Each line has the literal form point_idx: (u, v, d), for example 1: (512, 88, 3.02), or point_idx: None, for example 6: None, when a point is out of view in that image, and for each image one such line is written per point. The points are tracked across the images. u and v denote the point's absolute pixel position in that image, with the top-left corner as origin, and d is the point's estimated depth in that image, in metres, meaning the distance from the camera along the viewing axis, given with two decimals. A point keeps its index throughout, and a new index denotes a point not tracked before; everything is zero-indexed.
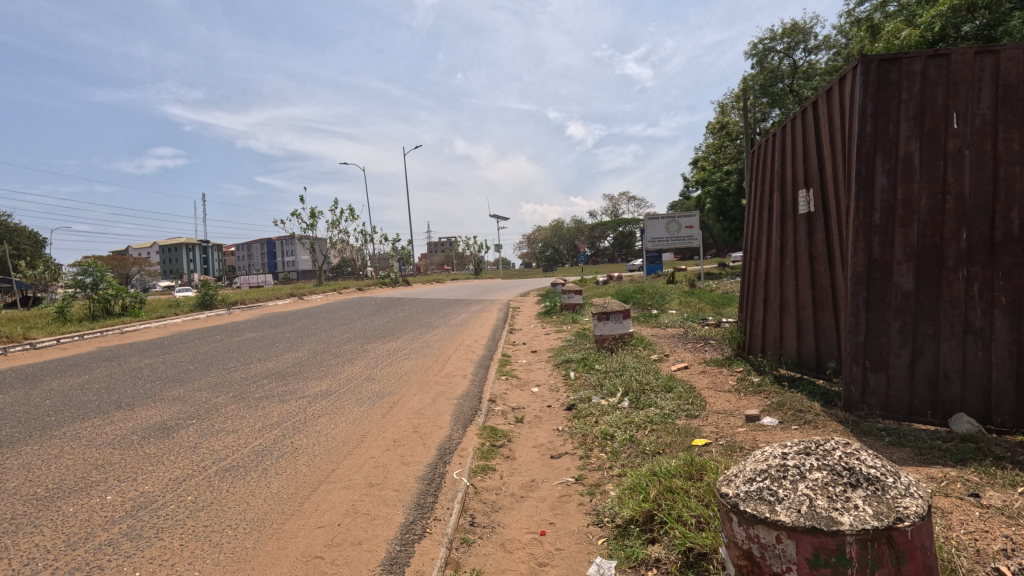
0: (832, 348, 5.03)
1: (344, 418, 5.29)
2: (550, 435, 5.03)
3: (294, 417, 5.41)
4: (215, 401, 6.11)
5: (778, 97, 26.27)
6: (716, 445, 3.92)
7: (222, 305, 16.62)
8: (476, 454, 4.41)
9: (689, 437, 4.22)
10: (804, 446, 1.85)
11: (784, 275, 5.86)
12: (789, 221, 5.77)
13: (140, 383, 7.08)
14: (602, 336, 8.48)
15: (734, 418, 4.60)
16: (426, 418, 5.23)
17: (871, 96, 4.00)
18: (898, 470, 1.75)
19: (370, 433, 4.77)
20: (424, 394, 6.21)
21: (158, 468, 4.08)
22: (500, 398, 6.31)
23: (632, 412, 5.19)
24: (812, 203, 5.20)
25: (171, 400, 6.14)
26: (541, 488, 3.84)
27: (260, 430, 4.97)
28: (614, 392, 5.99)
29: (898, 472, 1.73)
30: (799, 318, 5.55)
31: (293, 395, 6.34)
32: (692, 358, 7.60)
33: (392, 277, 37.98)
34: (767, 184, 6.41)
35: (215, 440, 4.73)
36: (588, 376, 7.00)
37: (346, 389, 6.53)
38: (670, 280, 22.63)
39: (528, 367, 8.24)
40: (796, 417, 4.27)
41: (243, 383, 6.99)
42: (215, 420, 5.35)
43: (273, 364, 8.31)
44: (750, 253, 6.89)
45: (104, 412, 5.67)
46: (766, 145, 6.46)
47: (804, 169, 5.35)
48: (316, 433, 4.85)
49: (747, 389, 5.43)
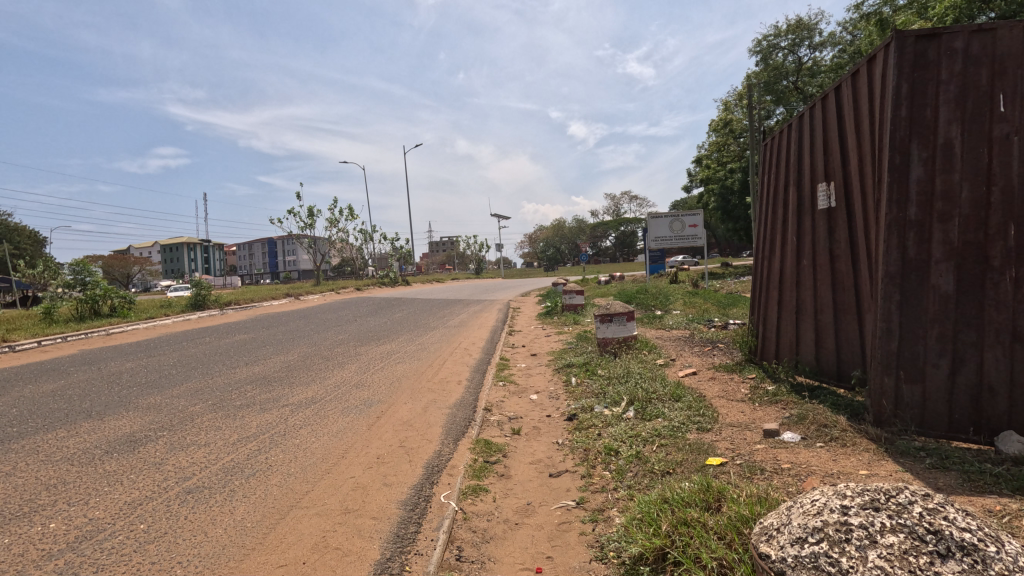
0: (856, 356, 4.63)
1: (327, 430, 4.89)
2: (549, 450, 4.63)
3: (273, 428, 5.01)
4: (192, 410, 5.71)
5: (783, 95, 25.85)
6: (734, 465, 3.52)
7: (215, 305, 16.24)
8: (467, 472, 4.00)
9: (702, 455, 3.81)
10: (870, 497, 1.67)
11: (800, 276, 5.46)
12: (806, 217, 5.35)
13: (117, 389, 6.69)
14: (604, 340, 8.07)
15: (751, 432, 4.19)
16: (415, 431, 4.83)
17: (907, 77, 3.59)
18: (965, 515, 1.60)
19: (353, 447, 4.38)
20: (414, 403, 5.80)
21: (115, 489, 3.68)
22: (496, 407, 5.91)
23: (637, 425, 4.78)
24: (834, 197, 4.79)
25: (145, 409, 5.75)
26: (538, 514, 3.43)
27: (233, 444, 4.56)
28: (618, 401, 5.59)
29: (968, 519, 1.58)
30: (818, 322, 5.14)
31: (275, 403, 5.95)
32: (700, 363, 7.19)
33: (392, 277, 37.59)
34: (780, 179, 6.01)
35: (184, 455, 4.33)
36: (590, 383, 6.59)
37: (333, 397, 6.13)
38: (673, 281, 22.21)
39: (528, 372, 7.84)
40: (820, 433, 3.85)
41: (225, 390, 6.59)
42: (187, 432, 4.94)
43: (259, 369, 7.91)
44: (762, 253, 6.48)
45: (71, 423, 5.29)
46: (780, 136, 6.04)
47: (825, 162, 4.94)
48: (294, 447, 4.45)
49: (762, 399, 5.03)
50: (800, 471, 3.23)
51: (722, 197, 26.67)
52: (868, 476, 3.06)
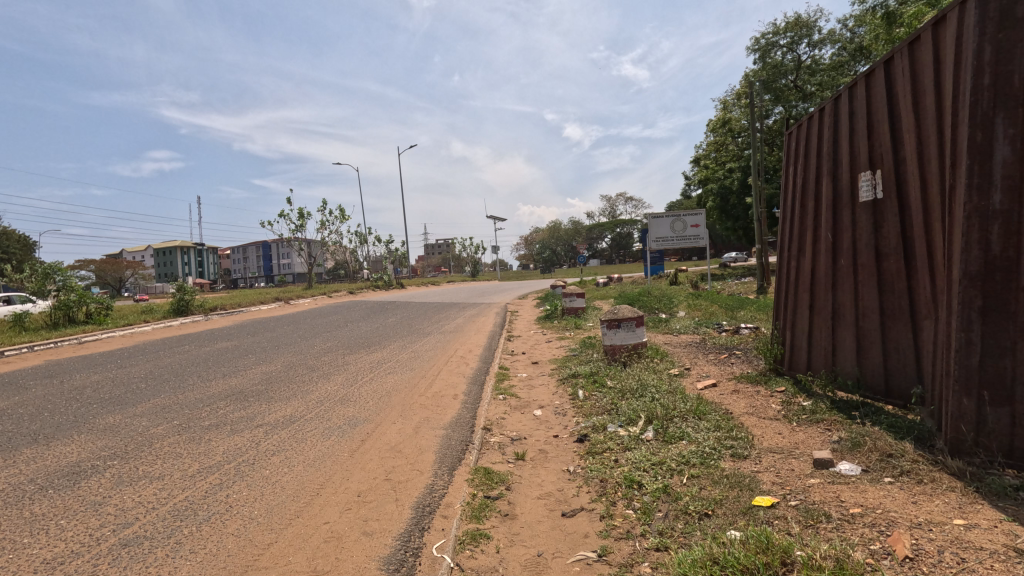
0: (911, 370, 4.03)
1: (302, 458, 4.24)
2: (559, 480, 3.98)
3: (241, 455, 4.35)
4: (153, 432, 5.04)
5: (782, 93, 25.19)
6: (788, 509, 2.91)
7: (199, 311, 15.53)
8: (464, 513, 3.36)
9: (746, 493, 3.18)
10: None
11: (836, 278, 4.85)
12: (844, 211, 4.73)
13: (75, 407, 6.01)
14: (613, 348, 7.44)
15: (798, 461, 3.56)
16: (404, 459, 4.19)
17: (991, 38, 2.98)
18: None
19: (333, 481, 3.76)
20: (405, 423, 5.15)
21: (35, 541, 3.02)
22: (496, 426, 5.27)
23: (660, 449, 4.15)
24: (883, 187, 4.19)
25: (100, 431, 5.09)
26: (552, 570, 2.81)
27: (192, 477, 3.91)
28: (634, 419, 4.95)
29: None
30: (860, 330, 4.53)
31: (248, 423, 5.30)
32: (719, 373, 6.55)
33: (386, 279, 37.00)
34: (809, 171, 5.42)
35: (130, 491, 3.68)
36: (600, 396, 5.93)
37: (313, 415, 5.46)
38: (673, 283, 21.66)
39: (529, 383, 7.19)
40: (885, 465, 3.24)
41: (194, 407, 5.94)
42: (140, 462, 4.28)
43: (237, 382, 7.25)
44: (787, 253, 5.88)
45: (11, 449, 4.63)
46: (810, 122, 5.42)
47: (870, 147, 4.34)
48: (262, 481, 3.80)
49: (800, 419, 4.42)
50: (879, 520, 2.61)
51: (722, 197, 26.15)
52: (968, 529, 2.43)
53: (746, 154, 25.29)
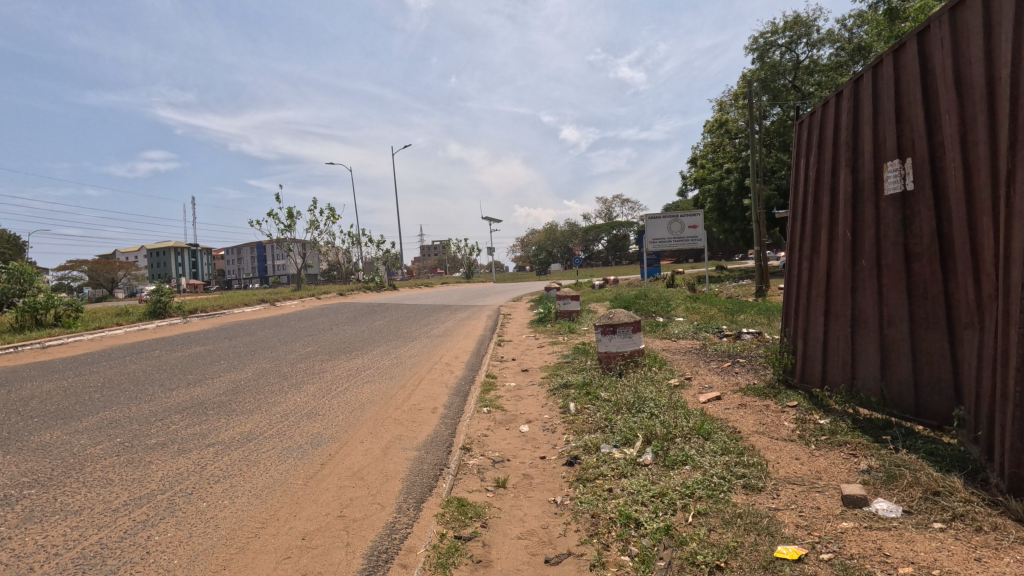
0: (948, 387, 3.51)
1: (249, 487, 3.67)
2: (544, 514, 3.42)
3: (181, 483, 3.78)
4: (89, 453, 4.46)
5: (780, 93, 24.79)
6: (820, 564, 2.37)
7: (178, 313, 14.90)
8: (428, 560, 2.81)
9: (765, 539, 2.64)
10: None
11: (856, 280, 4.32)
12: (866, 205, 4.20)
13: (13, 421, 5.42)
14: (608, 355, 6.90)
15: (823, 496, 3.04)
16: (365, 487, 3.66)
17: None
18: None
19: (277, 517, 3.20)
20: (374, 442, 4.60)
21: None
22: (477, 445, 4.72)
23: (661, 477, 3.60)
24: (914, 177, 3.67)
25: (29, 453, 4.48)
26: None
27: (116, 512, 3.34)
28: (630, 439, 4.41)
29: None
30: (884, 339, 4.00)
31: (199, 441, 4.73)
32: (722, 384, 6.01)
33: (378, 282, 36.28)
34: (823, 161, 4.89)
35: (37, 531, 3.11)
36: (592, 411, 5.38)
37: (273, 433, 4.89)
38: (670, 285, 21.14)
39: (517, 394, 6.64)
40: (933, 508, 2.71)
41: (144, 421, 5.36)
42: (63, 490, 3.70)
43: (200, 391, 6.67)
44: (797, 252, 5.35)
45: None
46: (824, 108, 4.89)
47: (899, 131, 3.81)
48: (196, 517, 3.24)
49: (819, 440, 3.90)
50: None
51: (719, 198, 25.67)
52: None
53: (744, 155, 24.88)
